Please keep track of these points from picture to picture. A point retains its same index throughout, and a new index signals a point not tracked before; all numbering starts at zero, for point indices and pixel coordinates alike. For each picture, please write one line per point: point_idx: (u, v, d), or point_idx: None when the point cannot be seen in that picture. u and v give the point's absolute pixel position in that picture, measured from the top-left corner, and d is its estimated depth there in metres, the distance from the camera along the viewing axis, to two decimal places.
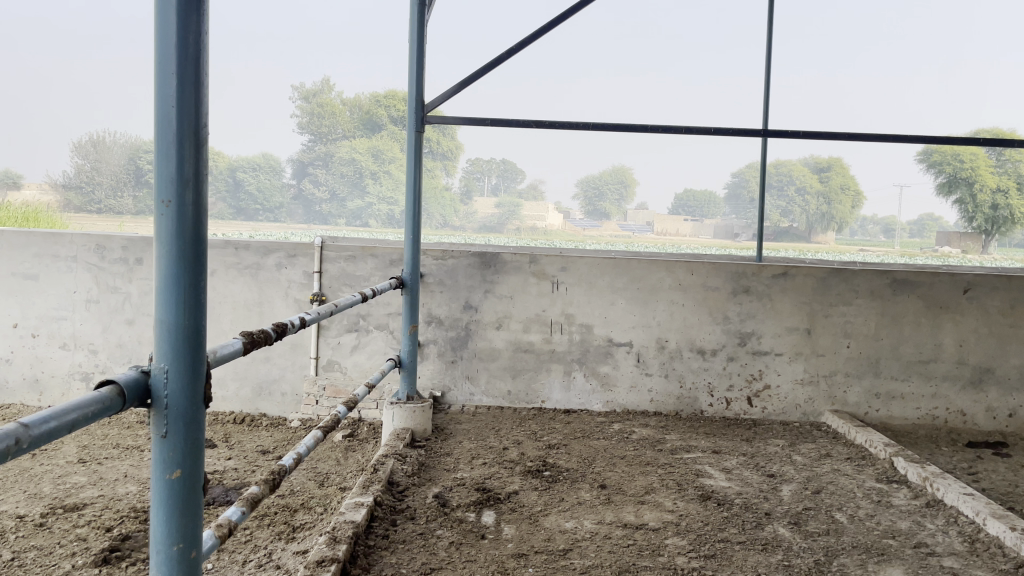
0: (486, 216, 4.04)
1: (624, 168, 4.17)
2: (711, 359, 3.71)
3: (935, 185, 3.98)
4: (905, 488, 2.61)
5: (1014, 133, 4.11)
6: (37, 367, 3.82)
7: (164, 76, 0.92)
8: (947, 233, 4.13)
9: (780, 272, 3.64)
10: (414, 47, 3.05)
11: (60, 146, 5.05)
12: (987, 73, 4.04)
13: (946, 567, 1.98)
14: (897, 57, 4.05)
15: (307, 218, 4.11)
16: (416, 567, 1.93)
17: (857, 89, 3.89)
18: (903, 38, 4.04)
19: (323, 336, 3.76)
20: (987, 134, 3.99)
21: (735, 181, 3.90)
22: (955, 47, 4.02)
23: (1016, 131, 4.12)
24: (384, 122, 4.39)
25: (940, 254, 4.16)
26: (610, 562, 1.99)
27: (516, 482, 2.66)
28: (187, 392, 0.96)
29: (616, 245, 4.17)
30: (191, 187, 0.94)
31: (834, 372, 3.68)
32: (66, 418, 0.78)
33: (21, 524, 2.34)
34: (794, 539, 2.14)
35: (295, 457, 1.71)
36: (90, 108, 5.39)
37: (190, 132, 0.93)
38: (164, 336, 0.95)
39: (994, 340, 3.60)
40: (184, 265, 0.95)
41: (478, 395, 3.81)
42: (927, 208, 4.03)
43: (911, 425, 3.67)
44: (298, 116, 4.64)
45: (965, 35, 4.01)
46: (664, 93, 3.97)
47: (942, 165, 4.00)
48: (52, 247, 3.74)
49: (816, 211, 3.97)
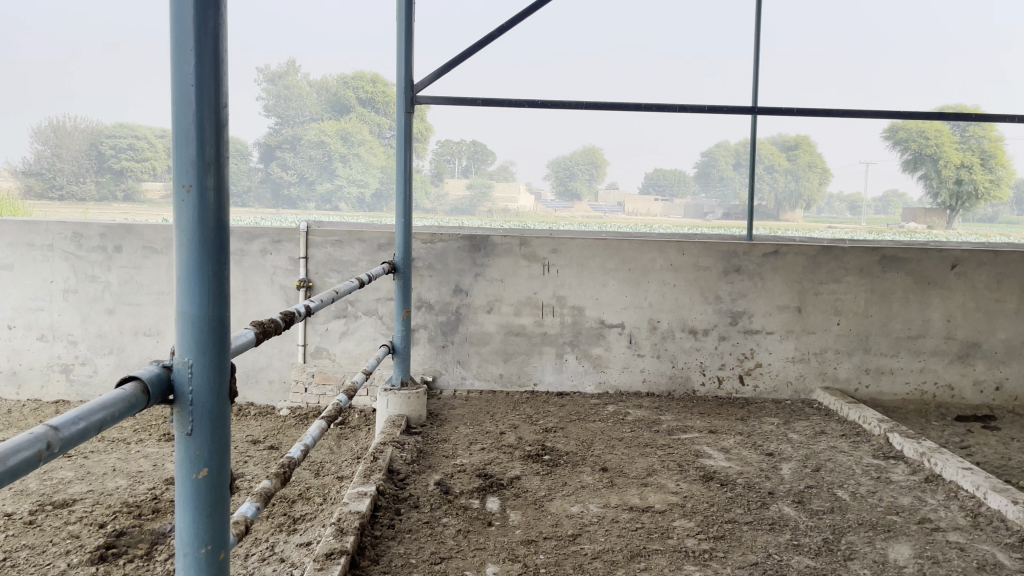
0: (458, 198, 4.00)
1: (595, 148, 4.00)
2: (704, 338, 3.72)
3: (902, 161, 4.02)
4: (902, 463, 2.64)
5: (978, 109, 4.04)
6: (14, 360, 3.68)
7: (180, 52, 0.85)
8: (911, 210, 4.14)
9: (771, 250, 3.65)
10: (403, 29, 2.96)
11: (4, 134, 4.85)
12: (977, 51, 3.99)
13: (952, 542, 2.00)
14: (888, 35, 3.97)
15: (276, 202, 4.05)
16: (425, 556, 1.89)
17: (844, 68, 3.89)
18: (903, 13, 3.97)
19: (310, 324, 3.68)
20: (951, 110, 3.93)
21: (706, 161, 3.90)
22: (948, 22, 3.95)
23: (981, 107, 4.05)
24: (352, 104, 4.11)
25: (906, 230, 4.19)
26: (620, 546, 1.97)
27: (517, 467, 2.63)
28: (213, 387, 0.90)
29: (588, 227, 4.10)
30: (213, 171, 0.88)
31: (825, 350, 3.71)
32: (95, 418, 0.72)
33: (10, 522, 2.26)
34: (800, 517, 2.16)
35: (302, 449, 1.65)
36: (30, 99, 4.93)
37: (210, 114, 0.87)
38: (187, 328, 0.88)
39: (980, 315, 3.65)
40: (207, 253, 0.89)
41: (470, 378, 3.78)
42: (891, 184, 4.07)
43: (900, 400, 3.72)
44: (264, 98, 4.21)
45: (962, 11, 3.94)
46: (653, 70, 3.89)
47: (907, 142, 4.04)
48: (26, 235, 3.59)
49: (783, 189, 3.92)
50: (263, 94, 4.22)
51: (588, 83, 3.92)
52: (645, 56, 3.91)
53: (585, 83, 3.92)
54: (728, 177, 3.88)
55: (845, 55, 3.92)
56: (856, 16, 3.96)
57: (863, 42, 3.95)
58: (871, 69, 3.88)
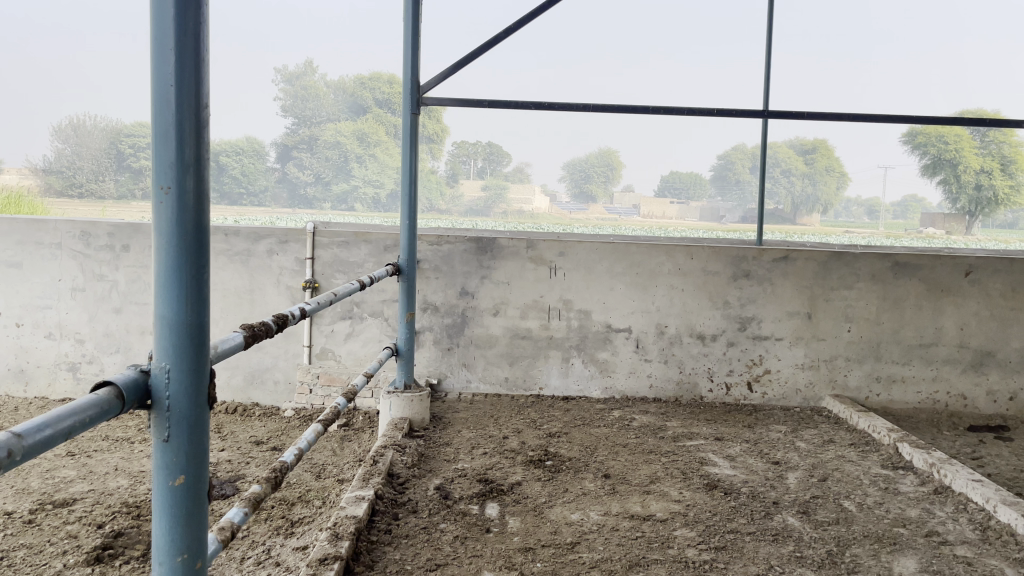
0: (474, 199, 3.96)
1: (612, 151, 3.97)
2: (711, 344, 3.67)
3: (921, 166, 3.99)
4: (912, 474, 2.58)
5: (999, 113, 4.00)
6: (23, 357, 3.71)
7: (161, 52, 0.84)
8: (931, 215, 4.12)
9: (781, 256, 3.59)
10: (410, 29, 2.94)
11: (39, 132, 4.88)
12: (1009, 59, 3.92)
13: (959, 556, 1.95)
14: (901, 46, 3.88)
15: (292, 202, 4.03)
16: (421, 563, 1.87)
17: (872, 77, 3.82)
18: (937, 14, 3.89)
19: (316, 325, 3.68)
20: (972, 114, 3.87)
21: (722, 164, 3.88)
22: (979, 26, 3.86)
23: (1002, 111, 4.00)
24: (369, 104, 4.04)
25: (925, 236, 4.19)
26: (619, 555, 1.94)
27: (518, 472, 2.61)
28: (190, 392, 0.88)
29: (604, 229, 4.13)
30: (192, 171, 0.87)
31: (835, 357, 3.65)
32: (62, 425, 0.71)
33: (10, 521, 2.26)
34: (805, 529, 2.11)
35: (297, 453, 1.64)
36: (61, 96, 4.94)
37: (190, 113, 0.86)
38: (164, 333, 0.87)
39: (995, 323, 3.58)
40: (186, 256, 0.87)
41: (475, 381, 3.76)
42: (910, 189, 4.00)
43: (911, 409, 3.65)
44: (282, 99, 4.27)
45: (992, 15, 3.86)
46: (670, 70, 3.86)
47: (927, 146, 4.03)
48: (35, 233, 3.62)
49: (801, 193, 3.85)
50: (282, 94, 4.28)
51: (602, 85, 3.86)
52: (668, 62, 3.87)
53: (601, 82, 3.87)
54: (744, 180, 3.78)
55: (871, 61, 3.85)
56: (893, 20, 3.88)
57: (897, 47, 3.87)
58: (893, 75, 3.85)
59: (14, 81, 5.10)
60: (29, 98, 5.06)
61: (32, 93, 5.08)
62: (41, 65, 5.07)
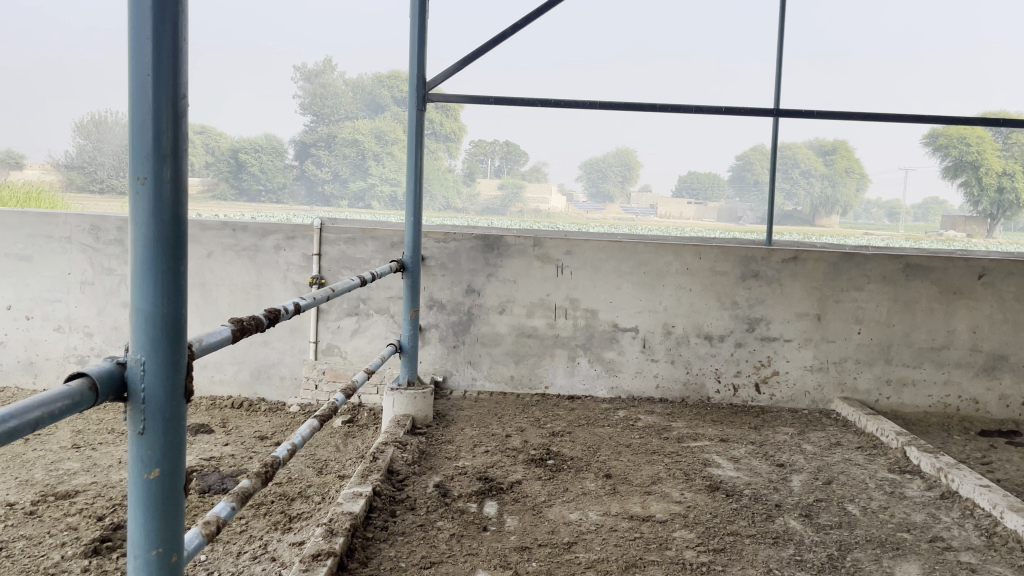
0: (490, 198, 3.88)
1: (628, 150, 4.01)
2: (719, 345, 3.63)
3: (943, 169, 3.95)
4: (918, 479, 2.54)
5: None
6: (32, 350, 3.75)
7: (138, 43, 0.83)
8: (952, 217, 4.20)
9: (791, 256, 3.54)
10: (415, 25, 2.92)
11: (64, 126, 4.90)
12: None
13: (964, 562, 1.91)
14: (917, 50, 3.82)
15: (310, 200, 4.02)
16: (416, 560, 1.86)
17: (884, 83, 3.80)
18: (958, 13, 3.78)
19: (322, 320, 3.69)
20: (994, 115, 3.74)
21: (740, 164, 3.81)
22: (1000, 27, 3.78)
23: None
24: (387, 104, 4.07)
25: (945, 238, 4.22)
26: (615, 556, 1.91)
27: (518, 471, 2.59)
28: (165, 384, 0.88)
29: (620, 229, 4.09)
30: (169, 162, 0.86)
31: (844, 359, 3.60)
32: (28, 416, 0.70)
33: (11, 512, 2.29)
34: (806, 533, 2.08)
35: (290, 448, 1.63)
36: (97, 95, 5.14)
37: (168, 103, 0.85)
38: (139, 324, 0.87)
39: (1009, 327, 3.51)
40: (162, 248, 0.87)
41: (480, 379, 3.74)
42: (932, 191, 4.04)
43: (922, 413, 3.59)
44: (302, 99, 4.30)
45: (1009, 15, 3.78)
46: (685, 70, 3.88)
47: (949, 148, 3.98)
48: (46, 227, 3.66)
49: (820, 195, 3.81)
50: (301, 93, 4.31)
51: (610, 84, 3.91)
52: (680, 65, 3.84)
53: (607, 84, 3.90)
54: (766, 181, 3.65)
55: (884, 66, 3.80)
56: (918, 17, 3.79)
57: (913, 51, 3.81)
58: (904, 76, 3.81)
59: (45, 76, 5.17)
60: (79, 97, 5.07)
61: (61, 88, 5.13)
62: (97, 66, 5.27)
